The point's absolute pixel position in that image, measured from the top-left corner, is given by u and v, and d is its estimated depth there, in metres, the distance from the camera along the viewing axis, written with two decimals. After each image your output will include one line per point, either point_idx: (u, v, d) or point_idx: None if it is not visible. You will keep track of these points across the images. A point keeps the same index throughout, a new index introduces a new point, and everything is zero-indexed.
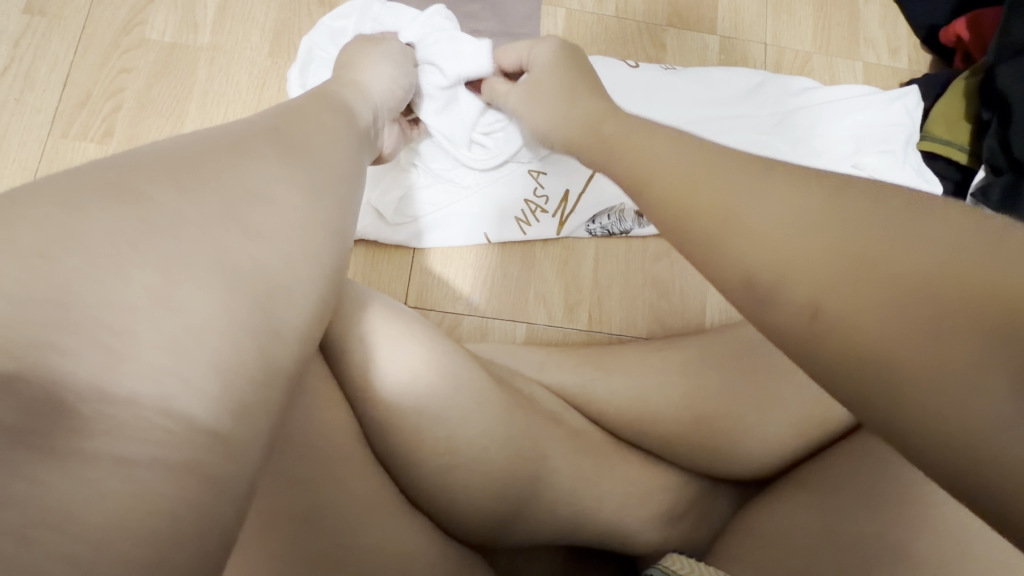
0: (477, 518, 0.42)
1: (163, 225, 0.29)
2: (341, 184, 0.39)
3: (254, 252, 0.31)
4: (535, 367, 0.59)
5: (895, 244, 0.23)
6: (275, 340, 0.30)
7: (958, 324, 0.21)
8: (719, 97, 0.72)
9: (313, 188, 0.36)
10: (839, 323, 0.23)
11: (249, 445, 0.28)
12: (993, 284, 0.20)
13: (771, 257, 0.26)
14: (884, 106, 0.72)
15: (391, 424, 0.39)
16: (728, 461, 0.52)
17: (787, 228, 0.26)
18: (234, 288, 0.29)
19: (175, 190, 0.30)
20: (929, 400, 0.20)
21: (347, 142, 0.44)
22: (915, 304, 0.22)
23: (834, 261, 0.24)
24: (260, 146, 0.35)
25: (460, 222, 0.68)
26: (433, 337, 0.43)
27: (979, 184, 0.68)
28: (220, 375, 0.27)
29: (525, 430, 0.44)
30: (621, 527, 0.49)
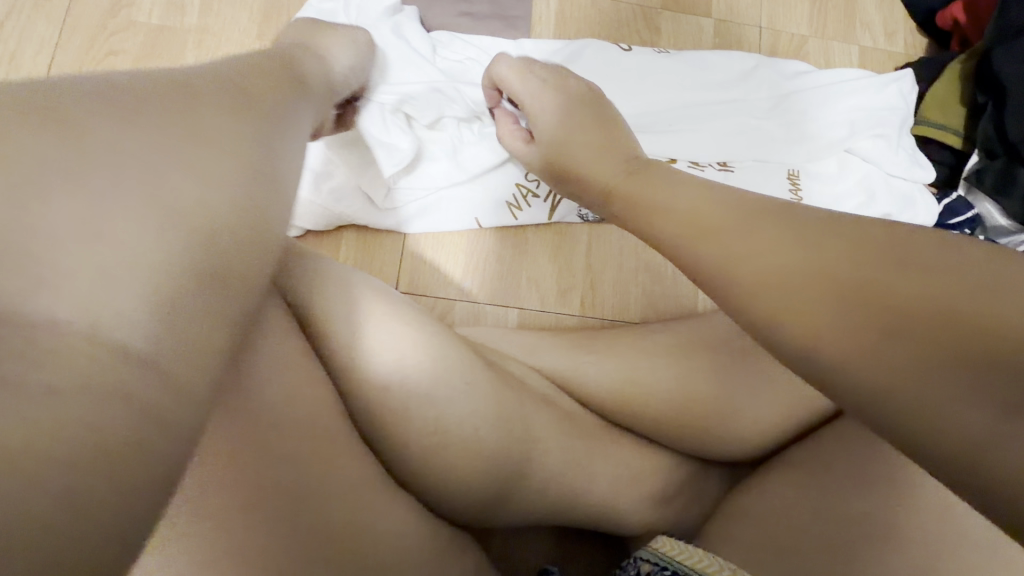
0: (468, 500, 0.42)
1: (94, 154, 0.28)
2: (292, 140, 0.38)
3: (222, 201, 0.31)
4: (527, 350, 0.59)
5: (897, 286, 0.27)
6: (234, 295, 0.30)
7: (952, 366, 0.25)
8: (712, 80, 0.71)
9: (263, 139, 0.35)
10: (842, 360, 0.27)
11: (191, 386, 0.27)
12: (985, 332, 0.25)
13: (778, 295, 0.30)
14: (880, 89, 0.71)
15: (380, 406, 0.39)
16: (716, 441, 0.53)
17: (793, 267, 0.30)
18: (173, 226, 0.28)
19: (133, 137, 0.29)
20: (935, 422, 0.25)
21: (303, 111, 0.43)
22: (911, 345, 0.26)
23: (835, 303, 0.28)
24: (213, 91, 0.35)
25: (452, 206, 0.68)
26: (423, 320, 0.43)
27: (973, 167, 0.69)
28: (153, 309, 0.26)
29: (516, 412, 0.45)
30: (611, 509, 0.50)
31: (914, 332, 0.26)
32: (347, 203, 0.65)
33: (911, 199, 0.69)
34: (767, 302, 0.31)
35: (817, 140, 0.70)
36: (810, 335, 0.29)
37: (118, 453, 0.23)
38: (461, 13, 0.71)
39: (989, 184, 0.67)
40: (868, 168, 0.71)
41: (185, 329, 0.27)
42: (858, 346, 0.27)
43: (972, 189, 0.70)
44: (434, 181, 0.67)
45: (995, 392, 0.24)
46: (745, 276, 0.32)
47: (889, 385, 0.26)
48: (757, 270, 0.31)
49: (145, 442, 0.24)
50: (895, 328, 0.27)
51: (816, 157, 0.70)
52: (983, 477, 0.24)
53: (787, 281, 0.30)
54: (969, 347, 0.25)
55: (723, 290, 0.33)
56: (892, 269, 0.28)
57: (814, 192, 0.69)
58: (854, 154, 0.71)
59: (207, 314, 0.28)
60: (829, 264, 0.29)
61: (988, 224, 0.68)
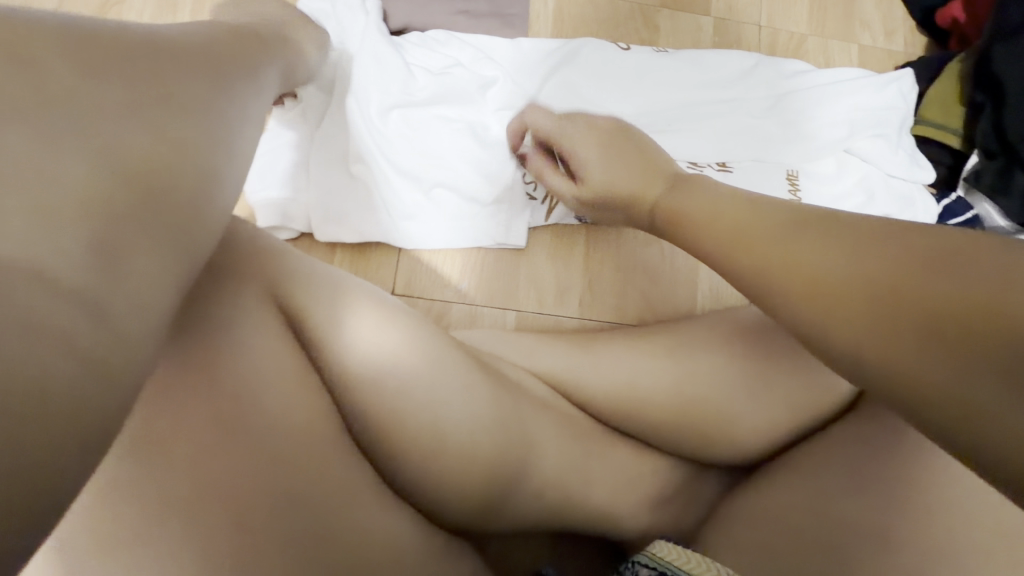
0: (465, 507, 0.42)
1: (40, 85, 0.25)
2: (257, 102, 0.37)
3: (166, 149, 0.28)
4: (524, 354, 0.58)
5: (924, 277, 0.28)
6: (181, 247, 0.28)
7: (973, 355, 0.25)
8: (712, 79, 0.71)
9: (231, 97, 0.34)
10: (872, 351, 0.29)
11: (143, 338, 0.26)
12: (1009, 319, 0.24)
13: (811, 294, 0.32)
14: (880, 88, 0.71)
15: (375, 414, 0.39)
16: (714, 446, 0.53)
17: (828, 263, 0.32)
18: (131, 178, 0.26)
19: (62, 58, 0.26)
20: (955, 410, 0.25)
21: (265, 80, 0.40)
22: (935, 334, 0.26)
23: (867, 296, 0.29)
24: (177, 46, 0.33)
25: (444, 209, 0.66)
26: (419, 326, 0.43)
27: (971, 168, 0.68)
28: (103, 261, 0.25)
29: (511, 417, 0.44)
30: (608, 513, 0.50)
31: (924, 318, 0.27)
32: (333, 204, 0.64)
33: (910, 200, 0.69)
34: (792, 297, 0.33)
35: (817, 140, 0.70)
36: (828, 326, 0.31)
37: (59, 421, 0.22)
38: (458, 11, 0.70)
39: (988, 183, 0.66)
40: (867, 168, 0.70)
41: (132, 284, 0.26)
42: (885, 336, 0.28)
43: (971, 190, 0.69)
44: (424, 176, 0.65)
45: (1007, 372, 0.24)
46: (783, 278, 0.34)
47: (898, 366, 0.28)
48: (786, 271, 0.34)
49: (87, 410, 0.23)
50: (920, 317, 0.27)
51: (814, 157, 0.70)
52: (985, 451, 0.25)
53: (808, 278, 0.32)
54: (989, 333, 0.25)
55: (762, 290, 0.35)
56: (905, 259, 0.29)
57: (812, 193, 0.69)
58: (853, 154, 0.70)
59: (150, 270, 0.26)
60: (862, 259, 0.30)
61: (987, 225, 0.68)
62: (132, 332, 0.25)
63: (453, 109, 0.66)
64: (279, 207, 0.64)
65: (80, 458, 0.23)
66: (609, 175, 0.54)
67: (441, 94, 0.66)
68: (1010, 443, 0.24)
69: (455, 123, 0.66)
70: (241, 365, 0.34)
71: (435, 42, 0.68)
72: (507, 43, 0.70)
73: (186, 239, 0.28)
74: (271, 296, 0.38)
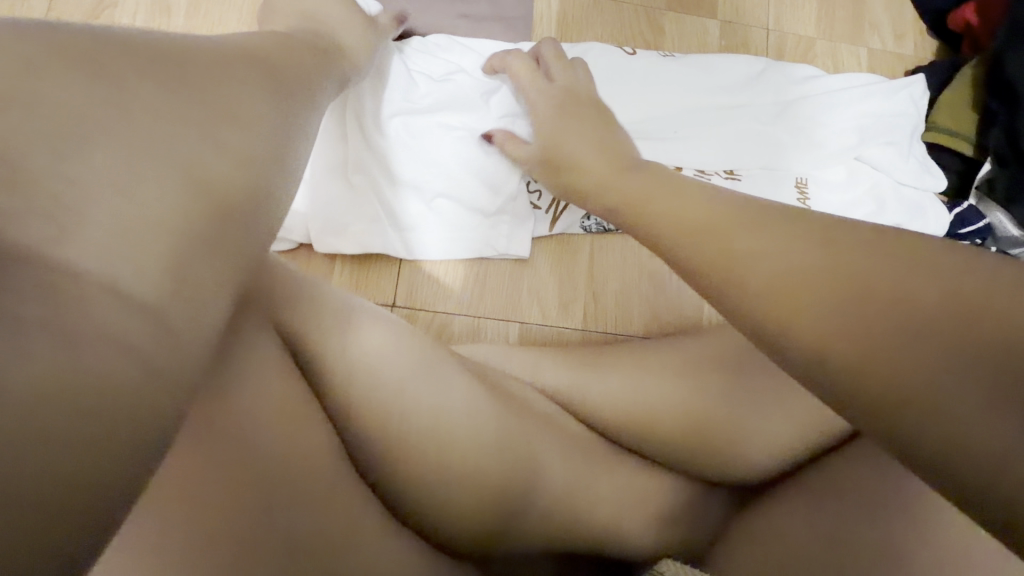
0: (471, 531, 0.40)
1: (133, 114, 0.30)
2: (305, 122, 0.41)
3: (224, 173, 0.33)
4: (529, 368, 0.57)
5: (904, 285, 0.27)
6: (231, 260, 0.32)
7: (955, 367, 0.25)
8: (719, 84, 0.69)
9: (284, 118, 0.38)
10: (847, 363, 0.27)
11: (200, 343, 0.30)
12: (994, 331, 0.24)
13: (786, 308, 0.30)
14: (890, 95, 0.70)
15: (380, 439, 0.38)
16: (724, 465, 0.51)
17: (804, 272, 0.30)
18: (195, 198, 0.31)
19: (147, 100, 0.31)
20: (929, 426, 0.25)
21: (300, 99, 0.41)
22: (917, 346, 0.26)
23: (843, 305, 0.28)
24: (242, 70, 0.37)
25: (443, 219, 0.64)
26: (422, 347, 0.42)
27: (984, 176, 0.67)
28: (171, 271, 0.29)
29: (518, 437, 0.43)
30: (616, 533, 0.48)
31: (915, 321, 0.26)
32: (333, 214, 0.63)
33: (920, 209, 0.68)
34: (766, 302, 0.31)
35: (827, 148, 0.68)
36: (806, 333, 0.29)
37: (125, 413, 0.25)
38: (459, 14, 0.68)
39: (1001, 190, 0.65)
40: (877, 176, 0.69)
41: (192, 297, 0.30)
42: (863, 343, 0.27)
43: (983, 198, 0.68)
44: (420, 183, 0.63)
45: (993, 385, 0.24)
46: (757, 293, 0.31)
47: (882, 372, 0.26)
48: (762, 274, 0.32)
49: (158, 403, 0.27)
50: (903, 325, 0.26)
51: (823, 165, 0.68)
52: (956, 466, 0.24)
53: (789, 283, 0.30)
54: (974, 346, 0.25)
55: (727, 301, 0.33)
56: (884, 266, 0.28)
57: (822, 202, 0.68)
58: (863, 162, 0.69)
59: (209, 281, 0.30)
60: (837, 269, 0.29)
61: (999, 235, 0.67)
62: (191, 343, 0.29)
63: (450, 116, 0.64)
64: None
65: (146, 451, 0.26)
66: (568, 130, 0.57)
67: (439, 100, 0.65)
68: (992, 458, 0.23)
69: (453, 130, 0.64)
70: (240, 394, 0.32)
71: (436, 46, 0.67)
72: (508, 47, 0.68)
73: (237, 251, 0.32)
74: (272, 320, 0.37)
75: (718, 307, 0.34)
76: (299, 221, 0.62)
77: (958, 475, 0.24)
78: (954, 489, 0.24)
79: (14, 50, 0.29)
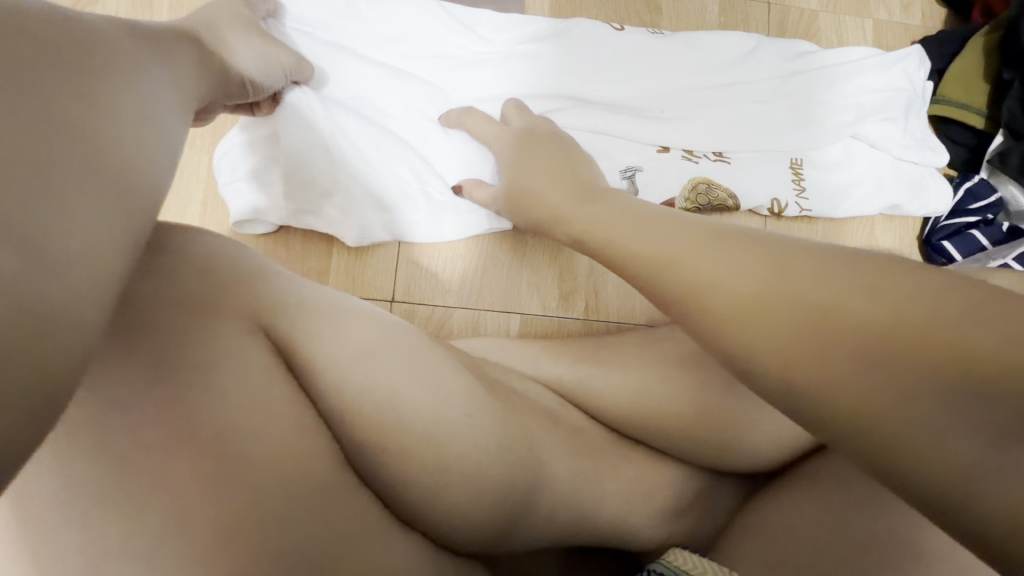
0: (473, 531, 0.40)
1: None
2: (177, 86, 0.37)
3: (68, 84, 0.28)
4: (530, 363, 0.57)
5: (871, 302, 0.26)
6: (125, 219, 0.28)
7: (929, 385, 0.23)
8: (711, 63, 0.67)
9: (177, 85, 0.38)
10: (814, 392, 0.26)
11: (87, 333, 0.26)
12: (965, 349, 0.23)
13: (752, 331, 0.28)
14: (885, 69, 0.67)
15: (374, 440, 0.37)
16: (731, 454, 0.50)
17: (762, 292, 0.29)
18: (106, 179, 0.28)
19: None
20: (909, 457, 0.23)
21: (179, 74, 0.38)
22: (882, 367, 0.24)
23: (802, 325, 0.27)
24: (136, 44, 0.35)
25: (422, 216, 0.63)
26: (419, 348, 0.42)
27: (997, 149, 0.66)
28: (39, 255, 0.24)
29: (521, 435, 0.43)
30: (623, 526, 0.48)
31: (875, 341, 0.25)
32: (304, 198, 0.61)
33: (923, 185, 0.67)
34: (732, 323, 0.29)
35: (821, 126, 0.67)
36: (758, 336, 0.28)
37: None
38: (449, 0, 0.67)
39: (1013, 166, 0.63)
40: (875, 155, 0.68)
41: (81, 227, 0.26)
42: (829, 369, 0.26)
43: (995, 171, 0.67)
44: (382, 174, 0.62)
45: (968, 400, 0.22)
46: (723, 320, 0.30)
47: (843, 383, 0.25)
48: (718, 291, 0.30)
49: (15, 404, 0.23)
50: (866, 348, 0.25)
51: (821, 145, 0.67)
52: (933, 494, 0.23)
53: (748, 295, 0.29)
54: (957, 361, 0.23)
55: (695, 327, 0.31)
56: (852, 278, 0.27)
57: (819, 183, 0.66)
58: (861, 140, 0.68)
59: (103, 239, 0.27)
60: (799, 284, 0.28)
61: (1012, 209, 0.66)
62: (91, 280, 0.26)
63: (417, 121, 0.63)
64: (251, 202, 0.60)
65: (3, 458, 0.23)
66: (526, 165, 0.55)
67: (406, 91, 0.63)
68: (971, 482, 0.22)
69: (425, 135, 0.64)
70: (228, 403, 0.31)
71: (404, 36, 0.64)
72: (491, 21, 0.66)
73: (140, 188, 0.30)
74: (253, 318, 0.35)
75: (683, 325, 0.32)
76: (271, 205, 0.61)
77: (916, 486, 0.23)
78: (943, 518, 0.23)
79: None
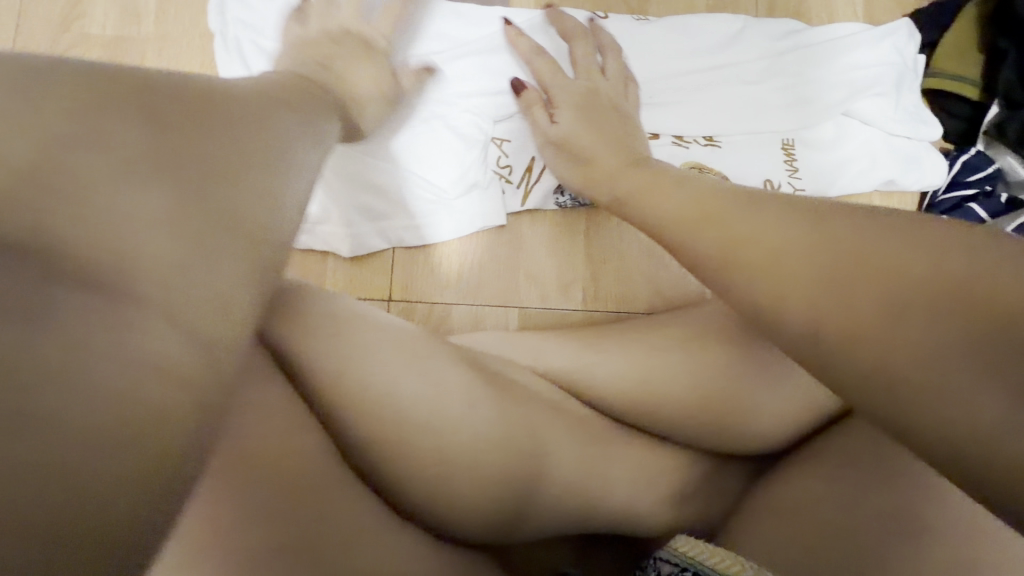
0: (478, 523, 0.40)
1: (129, 158, 0.27)
2: (316, 123, 0.39)
3: (210, 149, 0.30)
4: (531, 356, 0.57)
5: (897, 254, 0.29)
6: (253, 263, 0.29)
7: (953, 333, 0.27)
8: (700, 48, 0.67)
9: (315, 127, 0.39)
10: (839, 339, 0.29)
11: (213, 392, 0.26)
12: (994, 301, 0.26)
13: (780, 287, 0.32)
14: (873, 44, 0.67)
15: (372, 436, 0.37)
16: (733, 437, 0.51)
17: (789, 254, 0.32)
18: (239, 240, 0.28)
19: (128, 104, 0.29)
20: (933, 403, 0.27)
21: (325, 113, 0.42)
22: (911, 317, 0.28)
23: (830, 279, 0.30)
24: (276, 98, 0.38)
25: (433, 218, 0.64)
26: (416, 342, 0.42)
27: (992, 120, 0.66)
28: (183, 325, 0.25)
29: (523, 426, 0.43)
30: (630, 513, 0.48)
31: (901, 291, 0.28)
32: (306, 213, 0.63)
33: (917, 159, 0.67)
34: (764, 281, 0.33)
35: (814, 106, 0.67)
36: (787, 293, 0.32)
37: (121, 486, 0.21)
38: None
39: (1013, 137, 0.64)
40: (868, 131, 0.67)
41: (203, 280, 0.26)
42: (855, 318, 0.29)
43: (991, 142, 0.67)
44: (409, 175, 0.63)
45: (993, 352, 0.26)
46: (755, 275, 0.33)
47: (869, 332, 0.28)
48: (753, 251, 0.34)
49: (134, 479, 0.22)
50: (891, 298, 0.28)
51: (811, 124, 0.67)
52: (946, 442, 0.26)
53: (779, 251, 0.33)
54: (987, 309, 0.26)
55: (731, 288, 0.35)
56: (885, 235, 0.30)
57: (812, 162, 0.66)
58: (853, 117, 0.67)
59: (230, 290, 0.27)
60: (827, 244, 0.31)
61: (1012, 178, 0.65)
62: (224, 342, 0.27)
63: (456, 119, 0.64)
64: None
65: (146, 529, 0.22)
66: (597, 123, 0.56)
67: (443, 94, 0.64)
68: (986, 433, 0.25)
69: (452, 132, 0.63)
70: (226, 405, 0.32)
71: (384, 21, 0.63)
72: (474, 16, 0.65)
73: (263, 235, 0.30)
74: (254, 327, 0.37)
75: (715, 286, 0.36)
76: None
77: (935, 434, 0.27)
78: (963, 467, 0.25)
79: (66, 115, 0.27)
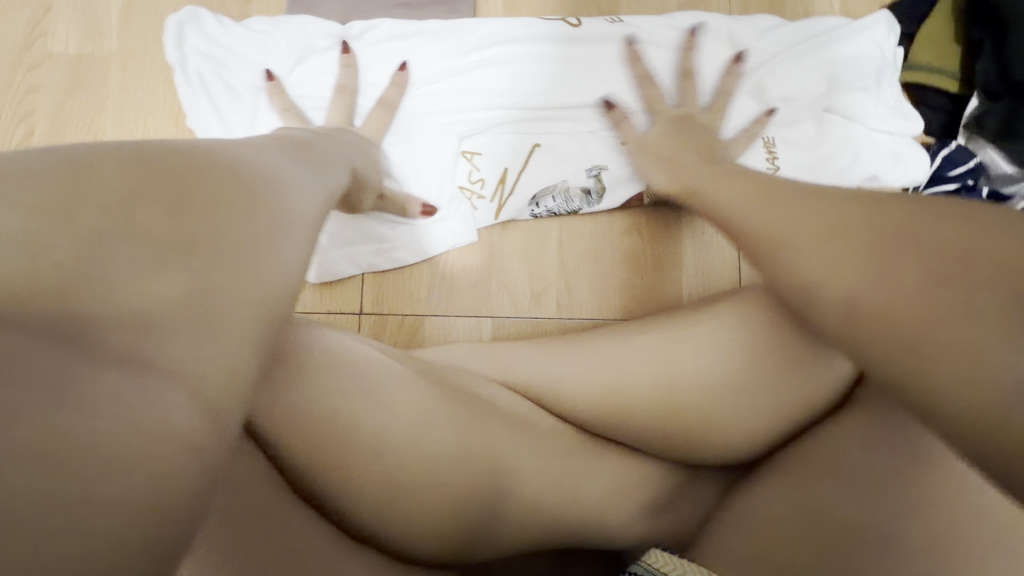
0: (433, 544, 0.39)
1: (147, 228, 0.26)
2: (326, 176, 0.40)
3: (230, 215, 0.29)
4: (499, 368, 0.56)
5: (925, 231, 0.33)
6: (259, 333, 0.29)
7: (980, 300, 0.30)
8: (671, 54, 0.66)
9: (327, 185, 0.40)
10: (867, 313, 0.34)
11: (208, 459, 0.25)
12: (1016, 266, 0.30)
13: (814, 268, 0.37)
14: (851, 37, 0.65)
15: (319, 464, 0.37)
16: (705, 449, 0.49)
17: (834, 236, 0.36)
18: (249, 312, 0.28)
19: (146, 164, 0.28)
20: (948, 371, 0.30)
21: (335, 169, 0.43)
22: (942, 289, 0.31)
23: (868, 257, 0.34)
24: (289, 155, 0.39)
25: (409, 242, 0.63)
26: (369, 362, 0.41)
27: (972, 113, 0.64)
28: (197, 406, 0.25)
29: (482, 442, 0.43)
30: (599, 527, 0.47)
31: (936, 261, 0.32)
32: None
33: (898, 154, 0.65)
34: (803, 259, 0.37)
35: (794, 103, 0.66)
36: (822, 273, 0.36)
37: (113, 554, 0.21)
38: (400, 3, 0.67)
39: (992, 130, 0.62)
40: (850, 126, 0.66)
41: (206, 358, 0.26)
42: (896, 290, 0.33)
43: (972, 135, 0.64)
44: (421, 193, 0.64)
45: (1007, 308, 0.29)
46: (798, 251, 0.38)
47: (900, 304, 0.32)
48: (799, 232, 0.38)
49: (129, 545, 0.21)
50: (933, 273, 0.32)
51: (790, 122, 0.66)
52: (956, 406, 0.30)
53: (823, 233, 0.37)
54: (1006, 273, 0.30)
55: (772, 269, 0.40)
56: (925, 218, 0.34)
57: (793, 161, 0.65)
58: (835, 112, 0.66)
59: (234, 361, 0.27)
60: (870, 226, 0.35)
61: (993, 172, 0.64)
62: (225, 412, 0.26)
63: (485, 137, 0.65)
64: None
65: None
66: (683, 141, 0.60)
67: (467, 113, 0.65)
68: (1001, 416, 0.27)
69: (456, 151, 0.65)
70: None
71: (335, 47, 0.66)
72: (445, 31, 0.65)
73: (272, 300, 0.30)
74: None
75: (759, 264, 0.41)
76: None
77: (949, 402, 0.30)
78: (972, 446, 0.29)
79: (80, 175, 0.26)
